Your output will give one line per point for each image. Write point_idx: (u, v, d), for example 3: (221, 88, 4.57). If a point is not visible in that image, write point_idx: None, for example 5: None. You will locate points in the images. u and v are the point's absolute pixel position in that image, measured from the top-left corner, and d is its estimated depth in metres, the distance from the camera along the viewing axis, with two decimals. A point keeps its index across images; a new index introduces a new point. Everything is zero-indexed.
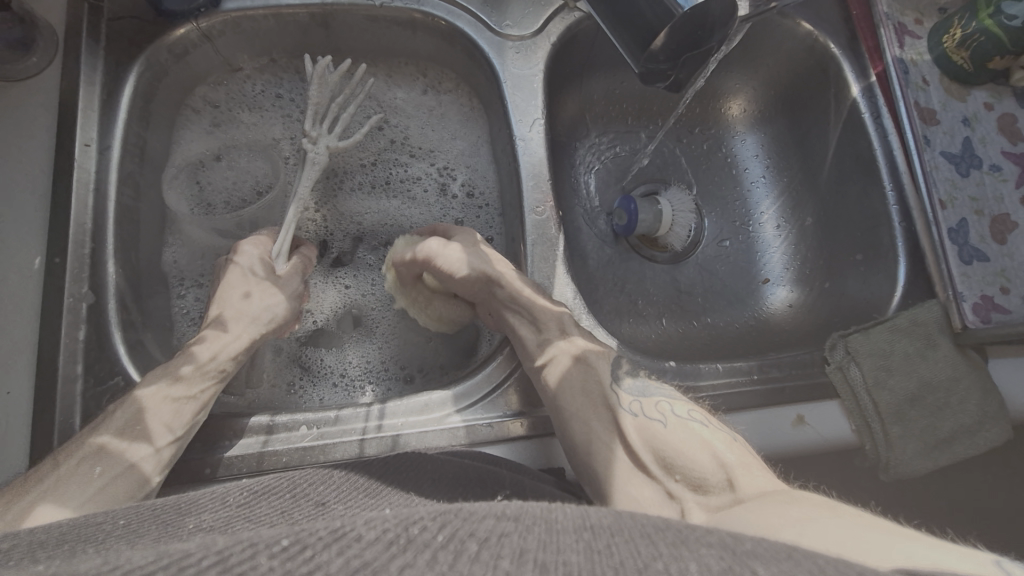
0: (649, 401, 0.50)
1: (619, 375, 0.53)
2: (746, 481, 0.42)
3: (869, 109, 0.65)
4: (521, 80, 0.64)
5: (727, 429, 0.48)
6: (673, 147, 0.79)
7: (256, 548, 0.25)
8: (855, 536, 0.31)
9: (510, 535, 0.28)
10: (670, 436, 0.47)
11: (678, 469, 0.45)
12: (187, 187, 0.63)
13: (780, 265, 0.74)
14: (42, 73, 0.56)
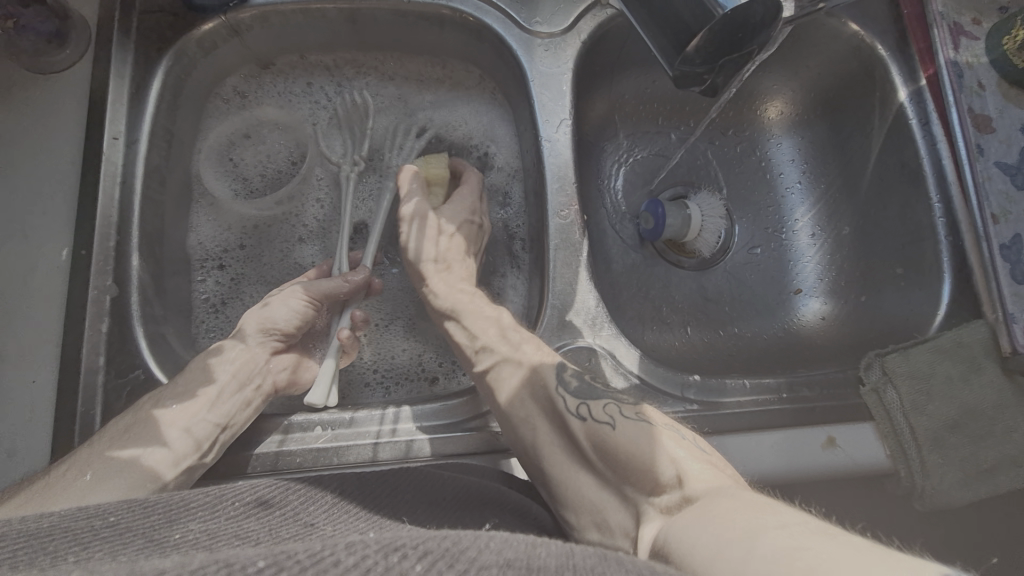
0: (595, 404, 0.48)
1: (564, 378, 0.50)
2: (693, 477, 0.41)
3: (917, 115, 0.61)
4: (548, 79, 0.62)
5: (676, 425, 0.47)
6: (705, 150, 0.76)
7: (233, 568, 0.25)
8: (805, 548, 0.28)
9: (490, 569, 0.27)
10: (623, 442, 0.45)
11: (629, 478, 0.44)
12: (219, 165, 0.64)
13: (814, 275, 0.71)
14: (72, 68, 0.57)
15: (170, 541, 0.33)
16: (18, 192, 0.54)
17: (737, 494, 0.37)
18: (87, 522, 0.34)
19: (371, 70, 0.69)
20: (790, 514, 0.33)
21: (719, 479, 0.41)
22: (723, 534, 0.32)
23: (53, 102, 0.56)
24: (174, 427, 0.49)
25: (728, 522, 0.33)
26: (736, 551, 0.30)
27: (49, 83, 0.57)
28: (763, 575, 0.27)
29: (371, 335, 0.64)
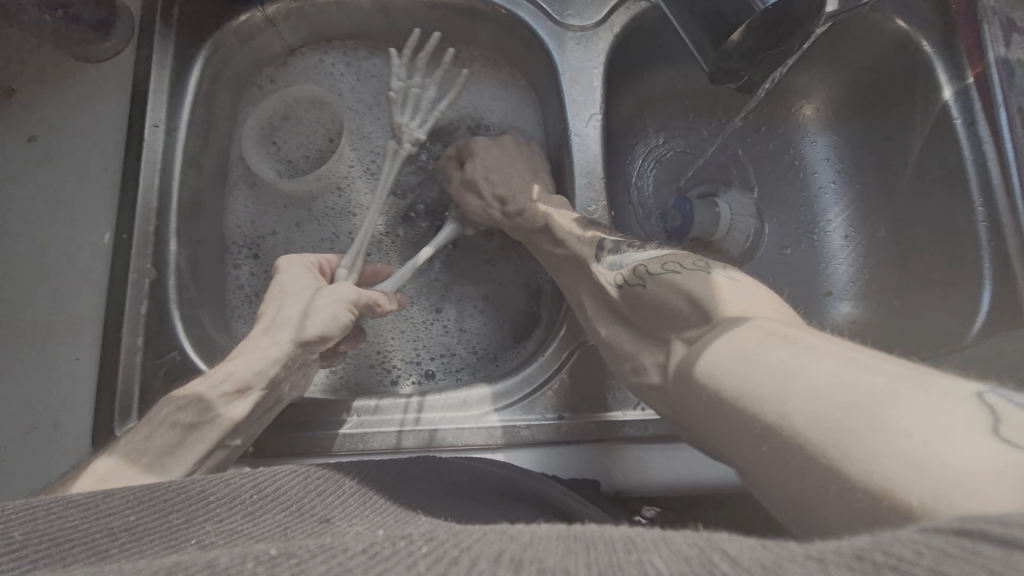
0: (627, 269, 0.49)
1: (602, 256, 0.52)
2: (725, 308, 0.41)
3: (962, 115, 0.59)
4: (579, 73, 0.61)
5: (702, 262, 0.46)
6: (737, 146, 0.75)
7: (247, 556, 0.25)
8: (847, 385, 0.28)
9: (489, 543, 0.27)
10: (653, 298, 0.46)
11: (663, 324, 0.45)
12: (262, 147, 0.65)
13: (845, 277, 0.70)
14: (116, 57, 0.59)
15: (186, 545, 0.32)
16: (65, 176, 0.56)
17: (780, 328, 0.36)
18: (104, 523, 0.33)
19: None
20: (821, 343, 0.33)
21: (749, 306, 0.40)
22: (751, 374, 0.33)
23: (98, 89, 0.58)
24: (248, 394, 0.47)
25: (760, 355, 0.34)
26: (771, 389, 0.31)
27: (94, 72, 0.59)
28: (804, 417, 0.29)
29: (397, 325, 0.64)
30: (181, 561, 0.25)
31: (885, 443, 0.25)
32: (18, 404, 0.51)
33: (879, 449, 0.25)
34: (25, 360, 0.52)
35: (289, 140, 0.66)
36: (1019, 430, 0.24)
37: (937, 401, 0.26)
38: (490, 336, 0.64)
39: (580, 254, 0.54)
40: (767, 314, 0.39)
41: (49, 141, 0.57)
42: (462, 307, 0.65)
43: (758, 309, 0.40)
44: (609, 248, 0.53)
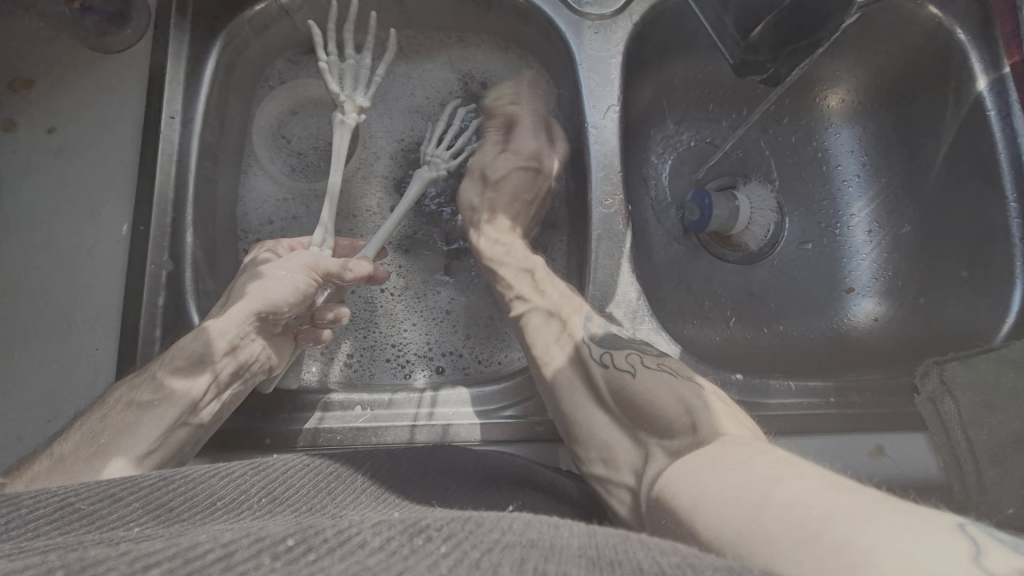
0: (618, 353, 0.50)
1: (591, 329, 0.52)
2: (708, 424, 0.43)
3: (997, 106, 0.57)
4: (598, 63, 0.60)
5: (693, 377, 0.49)
6: (759, 138, 0.73)
7: (263, 545, 0.26)
8: (819, 500, 0.28)
9: (514, 547, 0.27)
10: (645, 389, 0.48)
11: (651, 426, 0.47)
12: (272, 143, 0.66)
13: (868, 274, 0.68)
14: (132, 48, 0.59)
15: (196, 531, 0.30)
16: (84, 168, 0.56)
17: (755, 447, 0.38)
18: (109, 530, 0.30)
19: (419, 50, 0.68)
20: (799, 467, 0.35)
21: (733, 433, 0.42)
22: (729, 484, 0.33)
23: (115, 81, 0.58)
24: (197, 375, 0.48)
25: (743, 469, 0.35)
26: (740, 504, 0.31)
27: (111, 63, 0.59)
28: (772, 525, 0.28)
29: (409, 318, 0.64)
30: (196, 544, 0.26)
31: (861, 546, 0.24)
32: (41, 393, 0.52)
33: (858, 550, 0.24)
34: (48, 350, 0.53)
35: (300, 132, 0.67)
36: (1000, 565, 0.23)
37: (900, 513, 0.26)
38: (501, 330, 0.64)
39: (564, 316, 0.54)
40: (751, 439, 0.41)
41: (67, 133, 0.57)
42: (474, 302, 0.65)
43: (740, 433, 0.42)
44: (598, 322, 0.53)
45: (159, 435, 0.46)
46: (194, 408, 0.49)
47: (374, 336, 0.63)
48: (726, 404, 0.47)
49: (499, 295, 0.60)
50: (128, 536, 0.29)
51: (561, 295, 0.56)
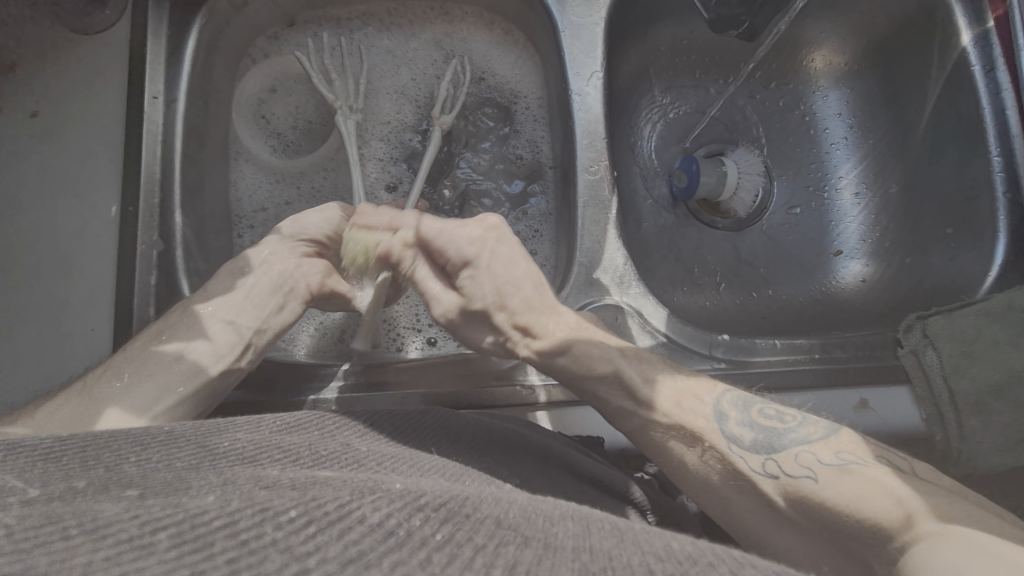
0: (786, 458, 0.42)
1: (735, 432, 0.45)
2: (928, 519, 0.37)
3: (981, 60, 0.57)
4: (579, 30, 0.60)
5: (873, 456, 0.42)
6: (745, 103, 0.73)
7: (266, 514, 0.25)
8: None
9: (509, 544, 0.27)
10: (831, 501, 0.40)
11: (846, 533, 0.40)
12: (252, 124, 0.65)
13: (856, 236, 0.68)
14: (112, 28, 0.59)
15: (219, 449, 0.33)
16: (70, 151, 0.57)
17: (968, 540, 0.34)
18: (145, 429, 0.34)
19: (405, 25, 0.68)
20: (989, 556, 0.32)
21: (965, 524, 0.36)
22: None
23: (95, 63, 0.58)
24: (223, 329, 0.52)
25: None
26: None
27: (91, 44, 0.58)
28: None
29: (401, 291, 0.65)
30: (201, 512, 0.25)
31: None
32: (39, 375, 0.53)
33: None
34: (41, 332, 0.54)
35: (280, 112, 0.67)
36: None
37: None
38: None
39: (696, 428, 0.45)
40: (946, 518, 0.37)
41: (50, 117, 0.57)
42: None
43: (963, 521, 0.36)
44: (738, 415, 0.45)
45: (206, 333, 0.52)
46: (241, 310, 0.53)
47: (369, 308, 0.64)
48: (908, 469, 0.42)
49: (569, 380, 0.50)
50: (154, 448, 0.32)
51: (616, 342, 0.50)
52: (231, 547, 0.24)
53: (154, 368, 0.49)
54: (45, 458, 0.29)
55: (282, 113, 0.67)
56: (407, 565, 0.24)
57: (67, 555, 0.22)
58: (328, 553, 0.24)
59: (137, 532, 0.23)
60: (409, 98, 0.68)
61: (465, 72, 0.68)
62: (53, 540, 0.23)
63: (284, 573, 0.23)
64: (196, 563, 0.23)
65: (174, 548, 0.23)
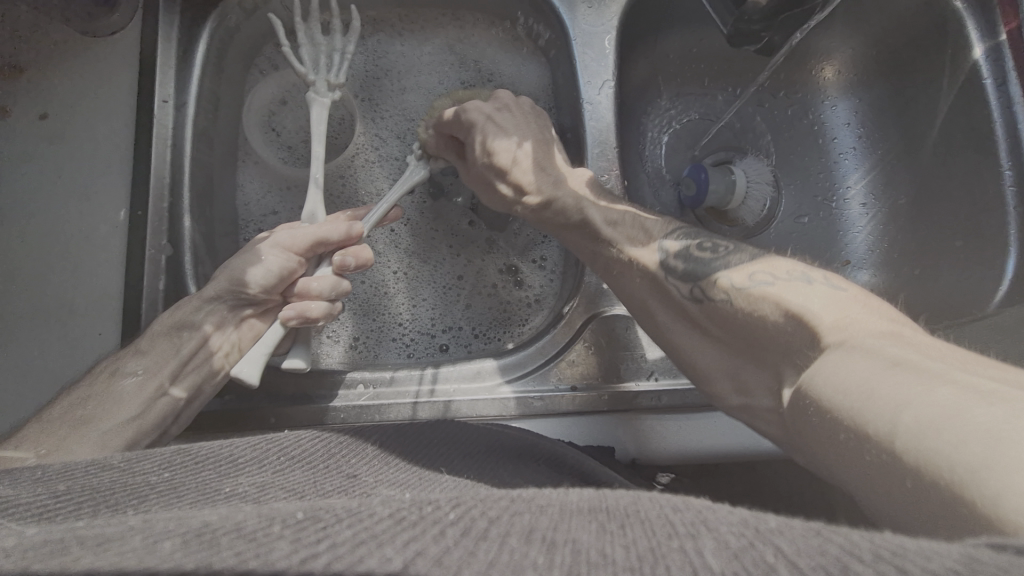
0: (708, 284, 0.44)
1: (670, 263, 0.47)
2: (830, 325, 0.36)
3: (993, 74, 0.56)
4: (592, 38, 0.60)
5: (798, 273, 0.41)
6: (755, 112, 0.73)
7: (274, 519, 0.25)
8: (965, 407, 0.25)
9: (523, 515, 0.26)
10: (742, 313, 0.42)
11: (764, 345, 0.41)
12: (263, 135, 0.64)
13: (863, 245, 0.68)
14: (123, 31, 0.59)
15: (221, 493, 0.32)
16: (78, 153, 0.56)
17: (885, 340, 0.32)
18: (140, 477, 0.33)
19: (412, 30, 0.68)
20: (902, 356, 0.30)
21: (863, 320, 0.35)
22: (857, 390, 0.30)
23: (106, 65, 0.58)
24: (151, 371, 0.50)
25: (867, 366, 0.30)
26: (882, 401, 0.28)
27: (100, 46, 0.58)
28: (916, 438, 0.25)
29: (410, 300, 0.64)
30: (207, 523, 0.24)
31: (1003, 485, 0.21)
32: (44, 379, 0.53)
33: (998, 490, 0.21)
34: (48, 337, 0.54)
35: (290, 125, 0.65)
36: None
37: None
38: (505, 300, 0.64)
39: (641, 262, 0.49)
40: (854, 321, 0.35)
41: (60, 119, 0.57)
42: (474, 275, 0.65)
43: (870, 326, 0.35)
44: (676, 251, 0.48)
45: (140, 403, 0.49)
46: (177, 376, 0.51)
47: (378, 316, 0.64)
48: (834, 289, 0.40)
49: (606, 274, 0.52)
50: (155, 498, 0.31)
51: (631, 232, 0.51)
52: (239, 542, 0.23)
53: (89, 420, 0.47)
54: (44, 505, 0.29)
55: (292, 126, 0.65)
56: (420, 540, 0.23)
57: (76, 564, 0.22)
58: (337, 539, 0.23)
59: (143, 542, 0.23)
60: (416, 102, 0.67)
61: (472, 78, 0.68)
62: (58, 555, 0.23)
63: (293, 559, 0.22)
64: (201, 553, 0.22)
65: (179, 547, 0.23)
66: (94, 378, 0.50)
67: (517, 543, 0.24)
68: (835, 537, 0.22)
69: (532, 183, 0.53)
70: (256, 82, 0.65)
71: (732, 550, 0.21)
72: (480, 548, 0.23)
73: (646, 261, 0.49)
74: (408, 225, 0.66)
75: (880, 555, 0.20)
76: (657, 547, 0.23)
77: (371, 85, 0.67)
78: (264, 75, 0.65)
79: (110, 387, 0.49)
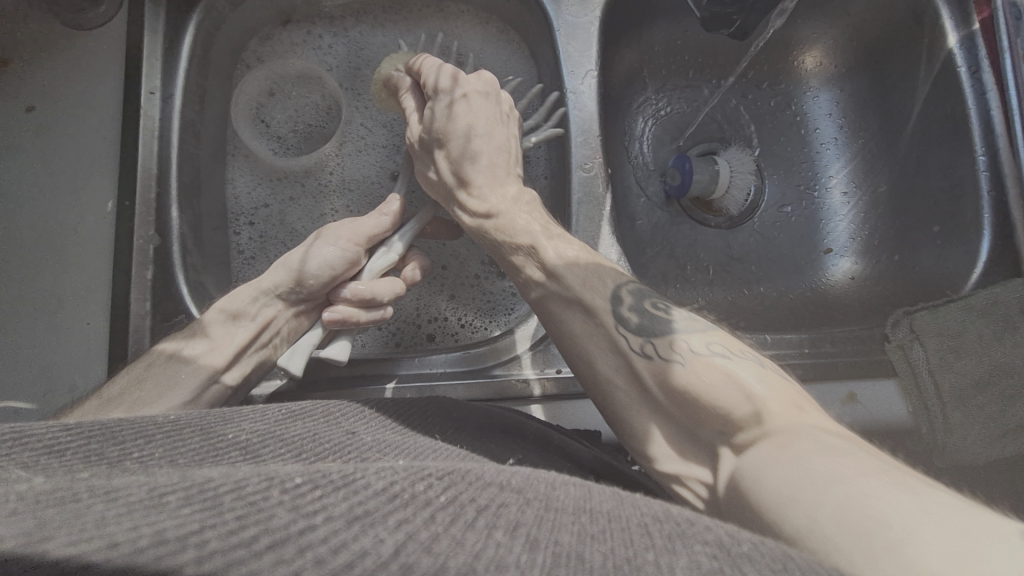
0: (662, 342, 0.42)
1: (623, 314, 0.44)
2: (776, 412, 0.36)
3: (968, 61, 0.58)
4: (575, 28, 0.61)
5: (751, 353, 0.41)
6: (737, 103, 0.74)
7: (272, 482, 0.25)
8: (874, 504, 0.25)
9: (509, 507, 0.27)
10: (682, 382, 0.39)
11: (702, 420, 0.38)
12: (251, 126, 0.64)
13: (845, 234, 0.69)
14: (108, 23, 0.59)
15: (224, 439, 0.33)
16: (66, 146, 0.57)
17: (824, 440, 0.32)
18: (146, 419, 0.34)
19: (398, 23, 0.68)
20: (867, 459, 0.30)
21: (795, 416, 0.35)
22: (787, 489, 0.29)
23: (92, 56, 0.58)
24: (210, 356, 0.51)
25: (831, 464, 0.29)
26: (810, 493, 0.28)
27: (84, 38, 0.58)
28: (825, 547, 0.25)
29: None
30: (207, 480, 0.25)
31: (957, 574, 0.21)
32: (34, 368, 0.53)
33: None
34: (38, 328, 0.54)
35: (282, 117, 0.65)
36: None
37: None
38: (492, 291, 0.65)
39: (591, 304, 0.46)
40: (794, 414, 0.35)
41: (47, 110, 0.57)
42: (461, 266, 0.66)
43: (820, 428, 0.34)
44: (630, 303, 0.45)
45: (196, 388, 0.50)
46: (230, 363, 0.52)
47: None
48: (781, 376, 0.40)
49: (552, 319, 0.48)
50: (159, 444, 0.31)
51: (581, 273, 0.47)
52: (239, 505, 0.23)
53: (149, 400, 0.47)
54: (52, 445, 0.29)
55: (284, 118, 0.65)
56: (412, 523, 0.24)
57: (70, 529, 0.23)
58: (333, 510, 0.24)
59: (141, 501, 0.24)
60: None
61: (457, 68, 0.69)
62: (65, 504, 0.23)
63: (292, 527, 0.23)
64: (199, 517, 0.23)
65: (184, 504, 0.23)
66: (154, 357, 0.50)
67: (502, 537, 0.24)
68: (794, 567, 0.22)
69: (477, 186, 0.53)
70: (241, 75, 0.65)
71: (701, 569, 0.22)
72: (465, 537, 0.24)
73: (589, 298, 0.46)
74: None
75: None
76: (632, 552, 0.24)
77: (355, 74, 0.68)
78: (252, 67, 0.66)
79: (169, 368, 0.50)
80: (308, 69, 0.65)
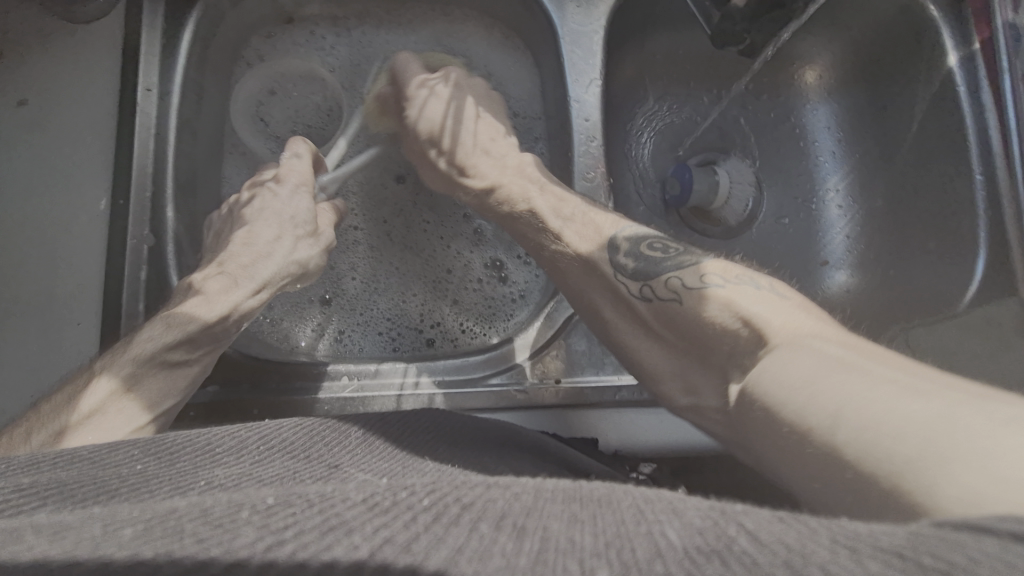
0: (657, 282, 0.43)
1: (621, 260, 0.46)
2: (775, 326, 0.35)
3: (966, 82, 0.58)
4: (579, 37, 0.60)
5: (749, 276, 0.40)
6: (739, 114, 0.74)
7: (242, 504, 0.24)
8: (889, 422, 0.25)
9: (498, 499, 0.26)
10: (690, 313, 0.40)
11: (705, 347, 0.39)
12: (251, 126, 0.64)
13: (841, 247, 0.70)
14: (104, 18, 0.58)
15: (196, 485, 0.31)
16: (58, 141, 0.55)
17: (824, 346, 0.32)
18: (115, 471, 0.32)
19: (402, 25, 0.68)
20: (847, 355, 0.30)
21: (804, 326, 0.35)
22: (799, 398, 0.29)
23: (88, 51, 0.57)
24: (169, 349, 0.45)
25: (808, 362, 0.31)
26: (820, 413, 0.28)
27: (81, 33, 0.57)
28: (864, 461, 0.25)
29: (397, 294, 0.65)
30: (172, 510, 0.24)
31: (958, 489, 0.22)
32: (21, 368, 0.52)
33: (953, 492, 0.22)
34: (28, 329, 0.53)
35: (281, 116, 0.64)
36: None
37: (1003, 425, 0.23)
38: (492, 295, 0.65)
39: (591, 259, 0.47)
40: (794, 324, 0.35)
41: (40, 104, 0.56)
42: (463, 269, 0.66)
43: (812, 328, 0.34)
44: (626, 248, 0.46)
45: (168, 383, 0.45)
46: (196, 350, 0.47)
47: (365, 308, 0.64)
48: (779, 289, 0.40)
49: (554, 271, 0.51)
50: (124, 491, 0.30)
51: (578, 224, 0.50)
52: (203, 529, 0.23)
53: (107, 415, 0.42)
54: (9, 501, 0.28)
55: (283, 119, 0.64)
56: (391, 528, 0.23)
57: (40, 551, 0.22)
58: (307, 525, 0.23)
59: (106, 531, 0.23)
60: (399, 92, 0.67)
61: None
62: (30, 542, 0.23)
63: (259, 544, 0.22)
64: (165, 542, 0.22)
65: (144, 537, 0.22)
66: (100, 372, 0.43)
67: (487, 529, 0.23)
68: (795, 523, 0.22)
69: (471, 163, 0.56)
70: (242, 73, 0.65)
71: (694, 528, 0.22)
72: (448, 534, 0.23)
73: (590, 253, 0.47)
74: (402, 217, 0.67)
75: (837, 541, 0.20)
76: (625, 531, 0.23)
77: (358, 75, 0.67)
78: (252, 65, 0.65)
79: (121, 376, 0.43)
80: (307, 71, 0.64)
